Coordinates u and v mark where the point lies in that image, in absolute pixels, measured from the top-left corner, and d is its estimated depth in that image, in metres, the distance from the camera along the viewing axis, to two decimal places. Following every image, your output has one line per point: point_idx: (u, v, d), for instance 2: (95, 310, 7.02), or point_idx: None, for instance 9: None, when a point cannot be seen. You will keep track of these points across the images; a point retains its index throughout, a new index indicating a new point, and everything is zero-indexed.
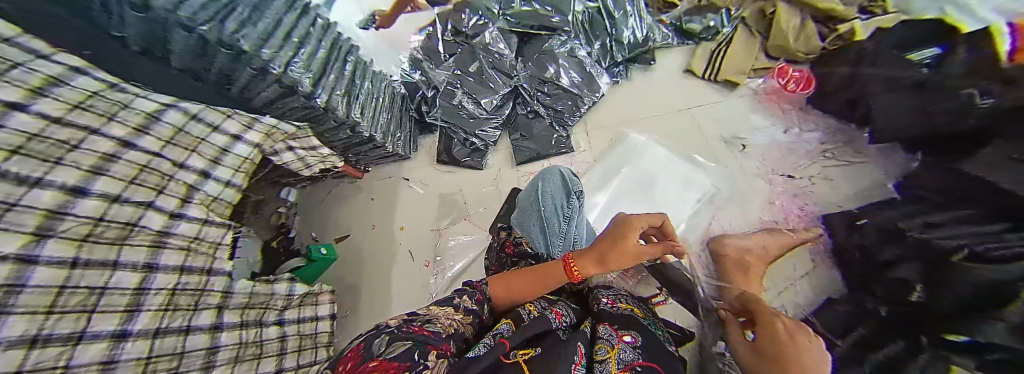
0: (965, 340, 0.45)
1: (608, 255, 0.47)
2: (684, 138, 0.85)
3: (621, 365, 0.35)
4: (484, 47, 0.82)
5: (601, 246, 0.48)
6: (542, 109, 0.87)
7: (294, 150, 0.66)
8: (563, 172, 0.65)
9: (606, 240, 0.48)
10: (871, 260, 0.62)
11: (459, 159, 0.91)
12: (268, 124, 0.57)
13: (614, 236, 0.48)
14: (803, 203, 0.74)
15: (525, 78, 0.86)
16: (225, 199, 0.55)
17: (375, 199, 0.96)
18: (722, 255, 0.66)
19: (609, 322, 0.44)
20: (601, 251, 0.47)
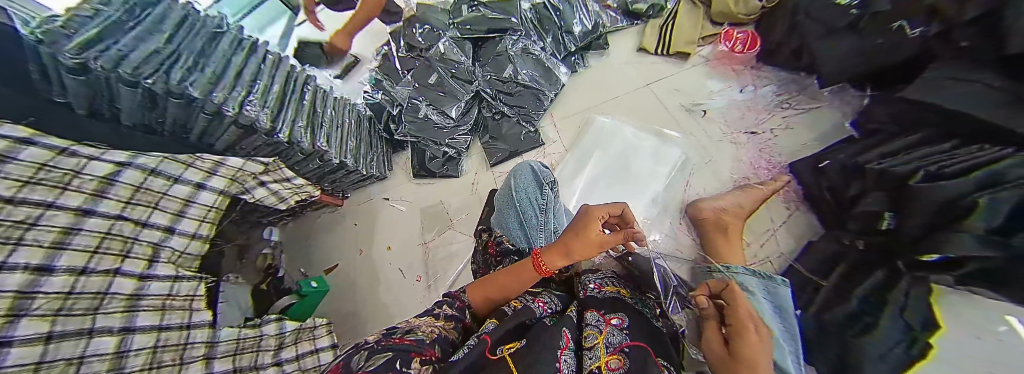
0: (936, 258, 0.47)
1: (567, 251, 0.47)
2: (646, 116, 0.87)
3: (610, 348, 0.33)
4: (440, 56, 0.84)
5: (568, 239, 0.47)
6: (506, 109, 0.89)
7: (266, 184, 0.62)
8: (533, 166, 0.65)
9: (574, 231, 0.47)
10: (842, 203, 0.63)
11: (434, 170, 0.91)
12: (232, 168, 0.54)
13: (580, 226, 0.47)
14: (770, 156, 0.76)
15: (485, 81, 0.87)
16: (192, 252, 0.55)
17: (359, 224, 0.95)
18: (699, 219, 0.69)
19: (596, 307, 0.42)
20: (562, 250, 0.47)
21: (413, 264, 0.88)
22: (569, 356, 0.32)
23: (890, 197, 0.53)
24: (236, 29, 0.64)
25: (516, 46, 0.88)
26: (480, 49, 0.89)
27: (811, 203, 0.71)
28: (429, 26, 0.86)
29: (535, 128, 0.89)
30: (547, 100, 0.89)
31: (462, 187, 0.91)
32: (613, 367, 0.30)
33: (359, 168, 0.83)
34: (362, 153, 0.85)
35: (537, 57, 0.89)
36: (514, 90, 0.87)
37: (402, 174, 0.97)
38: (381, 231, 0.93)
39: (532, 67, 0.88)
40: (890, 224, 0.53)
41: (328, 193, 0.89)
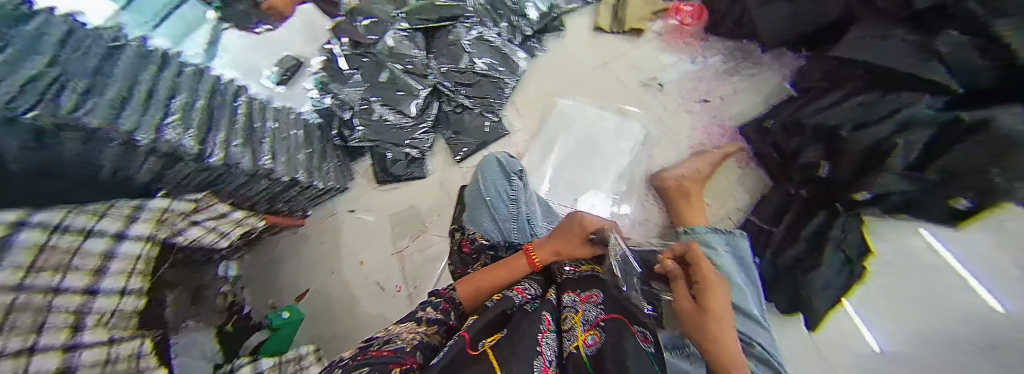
0: (867, 196, 0.53)
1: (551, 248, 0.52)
2: (606, 94, 0.87)
3: (586, 326, 0.34)
4: (386, 53, 0.80)
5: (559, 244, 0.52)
6: (466, 101, 0.85)
7: (198, 224, 0.59)
8: (499, 157, 0.64)
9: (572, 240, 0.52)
10: (785, 158, 0.68)
11: (398, 175, 0.86)
12: (157, 210, 0.49)
13: (574, 234, 0.52)
14: (722, 123, 0.80)
15: (440, 74, 0.83)
16: (127, 308, 0.49)
17: (325, 242, 0.90)
18: (663, 188, 0.71)
19: (573, 288, 0.42)
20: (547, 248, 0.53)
21: (392, 275, 0.84)
22: (551, 338, 0.32)
23: (829, 150, 0.58)
24: (139, 40, 0.55)
25: (469, 33, 0.84)
26: (432, 40, 0.84)
27: (760, 162, 0.75)
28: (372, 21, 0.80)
29: (497, 119, 0.87)
30: (507, 91, 0.87)
31: (430, 188, 0.88)
32: (590, 345, 0.31)
33: (315, 183, 0.76)
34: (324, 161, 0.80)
35: (493, 44, 0.86)
36: (472, 82, 0.84)
37: (366, 182, 0.91)
38: (353, 245, 0.88)
39: (489, 54, 0.85)
40: (829, 172, 0.59)
41: (286, 214, 0.82)
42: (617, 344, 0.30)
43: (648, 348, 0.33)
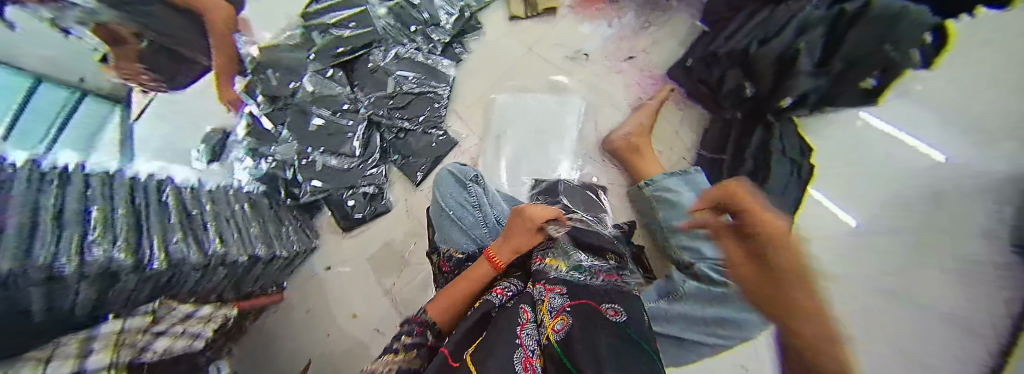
0: (791, 101, 0.60)
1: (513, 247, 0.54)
2: (538, 77, 0.89)
3: (553, 310, 0.36)
4: (308, 101, 0.77)
5: (519, 241, 0.54)
6: (404, 124, 0.85)
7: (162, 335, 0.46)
8: (452, 169, 0.64)
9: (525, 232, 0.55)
10: (713, 89, 0.72)
11: (362, 215, 0.84)
12: (113, 330, 0.37)
13: (529, 227, 0.54)
14: (650, 73, 0.84)
15: (372, 104, 0.82)
16: None
17: (312, 309, 0.84)
18: (615, 149, 0.75)
19: (543, 277, 0.44)
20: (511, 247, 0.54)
21: (388, 315, 0.83)
22: (529, 327, 0.35)
23: (747, 72, 0.62)
24: None
25: (388, 56, 0.84)
26: (354, 73, 0.82)
27: (693, 100, 0.79)
28: (280, 73, 0.76)
29: (444, 132, 0.87)
30: (444, 103, 0.88)
31: (397, 219, 0.87)
32: (558, 330, 0.33)
33: (278, 253, 0.68)
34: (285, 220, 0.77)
35: (417, 61, 0.86)
36: (404, 103, 0.84)
37: (333, 233, 0.88)
38: (340, 299, 0.85)
39: (416, 71, 0.86)
40: (753, 90, 0.63)
41: (254, 298, 0.71)
42: (584, 329, 0.32)
43: (618, 319, 0.35)
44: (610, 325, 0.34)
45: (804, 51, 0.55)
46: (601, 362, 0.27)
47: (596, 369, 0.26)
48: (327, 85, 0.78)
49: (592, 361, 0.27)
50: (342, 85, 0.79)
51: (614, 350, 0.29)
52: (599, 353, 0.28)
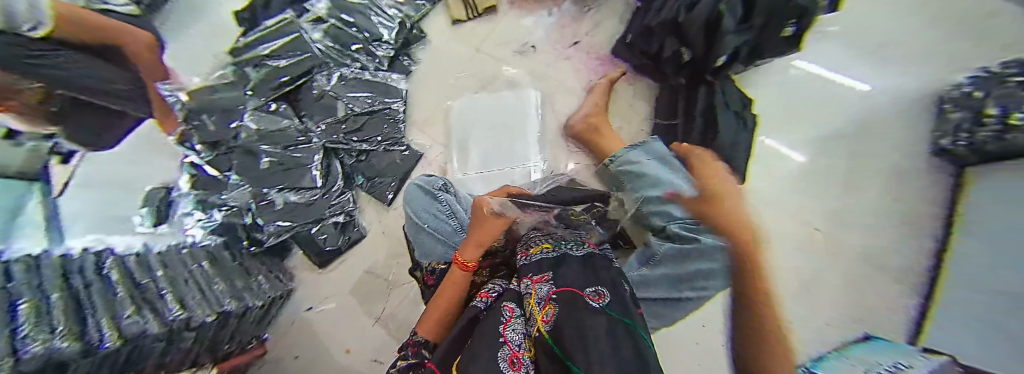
0: (725, 59, 0.65)
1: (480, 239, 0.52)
2: (490, 76, 0.89)
3: (540, 302, 0.37)
4: (253, 141, 0.71)
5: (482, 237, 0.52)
6: (363, 146, 0.82)
7: None
8: (418, 182, 0.65)
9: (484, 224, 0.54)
10: (655, 59, 0.75)
11: (335, 247, 0.81)
12: None
13: (483, 216, 0.55)
14: (597, 55, 0.87)
15: (324, 132, 0.78)
16: None
17: (302, 354, 0.80)
18: (577, 132, 0.77)
19: (528, 272, 0.45)
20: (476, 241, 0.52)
21: (385, 342, 0.80)
22: (513, 324, 0.37)
23: (682, 39, 0.66)
24: None
25: (333, 80, 0.80)
26: (301, 102, 0.78)
27: (641, 74, 0.82)
28: (216, 116, 0.69)
29: (406, 147, 0.86)
30: (401, 120, 0.87)
31: (374, 243, 0.84)
32: (548, 320, 0.34)
33: (250, 304, 0.62)
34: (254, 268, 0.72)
35: (364, 79, 0.83)
36: (358, 125, 0.81)
37: (308, 270, 0.83)
38: (329, 337, 0.81)
39: (366, 90, 0.83)
40: (689, 54, 0.67)
41: (233, 358, 0.64)
42: (570, 313, 0.32)
43: (601, 304, 0.35)
44: (596, 309, 0.33)
45: (727, 11, 0.58)
46: (586, 339, 0.27)
47: (581, 347, 0.26)
48: (272, 120, 0.74)
49: (578, 340, 0.27)
50: (286, 118, 0.75)
51: (598, 326, 0.29)
52: (586, 330, 0.28)
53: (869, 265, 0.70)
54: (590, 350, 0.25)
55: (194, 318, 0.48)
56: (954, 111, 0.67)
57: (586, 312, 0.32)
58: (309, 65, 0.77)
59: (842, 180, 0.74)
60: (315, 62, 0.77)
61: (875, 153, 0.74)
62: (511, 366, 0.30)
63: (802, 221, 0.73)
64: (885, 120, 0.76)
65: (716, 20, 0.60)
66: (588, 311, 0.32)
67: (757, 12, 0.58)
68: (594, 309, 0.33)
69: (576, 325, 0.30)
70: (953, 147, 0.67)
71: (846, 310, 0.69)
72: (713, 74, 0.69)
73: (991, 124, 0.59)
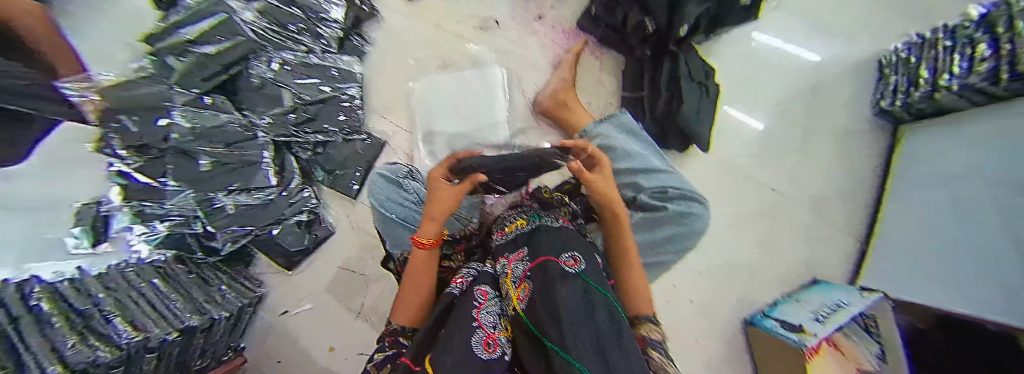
0: (688, 29, 0.63)
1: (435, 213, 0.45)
2: (451, 55, 0.85)
3: (516, 281, 0.38)
4: (186, 142, 0.56)
5: (447, 205, 0.45)
6: (318, 138, 0.77)
7: None
8: (385, 173, 0.68)
9: (446, 192, 0.46)
10: (619, 30, 0.73)
11: (301, 248, 0.77)
12: None
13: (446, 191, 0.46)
14: (561, 27, 0.84)
15: (271, 127, 0.70)
16: None
17: (283, 358, 0.77)
18: (546, 109, 0.75)
19: (505, 253, 0.46)
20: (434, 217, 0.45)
21: (368, 337, 0.79)
22: (489, 308, 0.37)
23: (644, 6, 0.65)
24: None
25: (273, 66, 0.70)
26: (239, 93, 0.68)
27: (606, 48, 0.80)
28: (140, 116, 0.52)
29: (368, 136, 0.82)
30: (359, 105, 0.82)
31: (345, 239, 0.82)
32: (523, 299, 0.34)
33: (216, 315, 0.58)
34: (212, 277, 0.67)
35: (309, 63, 0.75)
36: (310, 114, 0.75)
37: (277, 275, 0.80)
38: (308, 339, 0.78)
39: (315, 76, 0.75)
40: (653, 24, 0.67)
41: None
42: (541, 287, 0.33)
43: (575, 268, 0.36)
44: (569, 275, 0.34)
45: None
46: (555, 308, 0.28)
47: (551, 321, 0.27)
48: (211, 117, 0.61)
49: (548, 310, 0.28)
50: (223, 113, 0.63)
51: (572, 295, 0.30)
52: (555, 299, 0.29)
53: (817, 216, 0.77)
54: (563, 319, 0.26)
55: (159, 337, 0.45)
56: (893, 74, 0.73)
57: (554, 277, 0.33)
58: (246, 50, 0.63)
59: (793, 138, 0.79)
60: (251, 47, 0.64)
61: (823, 112, 0.79)
62: (486, 348, 0.30)
63: (759, 182, 0.78)
64: (832, 81, 0.80)
65: None
66: (559, 279, 0.33)
67: None
68: (566, 278, 0.33)
69: (543, 297, 0.31)
70: (890, 108, 0.73)
71: (797, 260, 0.76)
72: (676, 45, 0.68)
73: (922, 86, 0.65)
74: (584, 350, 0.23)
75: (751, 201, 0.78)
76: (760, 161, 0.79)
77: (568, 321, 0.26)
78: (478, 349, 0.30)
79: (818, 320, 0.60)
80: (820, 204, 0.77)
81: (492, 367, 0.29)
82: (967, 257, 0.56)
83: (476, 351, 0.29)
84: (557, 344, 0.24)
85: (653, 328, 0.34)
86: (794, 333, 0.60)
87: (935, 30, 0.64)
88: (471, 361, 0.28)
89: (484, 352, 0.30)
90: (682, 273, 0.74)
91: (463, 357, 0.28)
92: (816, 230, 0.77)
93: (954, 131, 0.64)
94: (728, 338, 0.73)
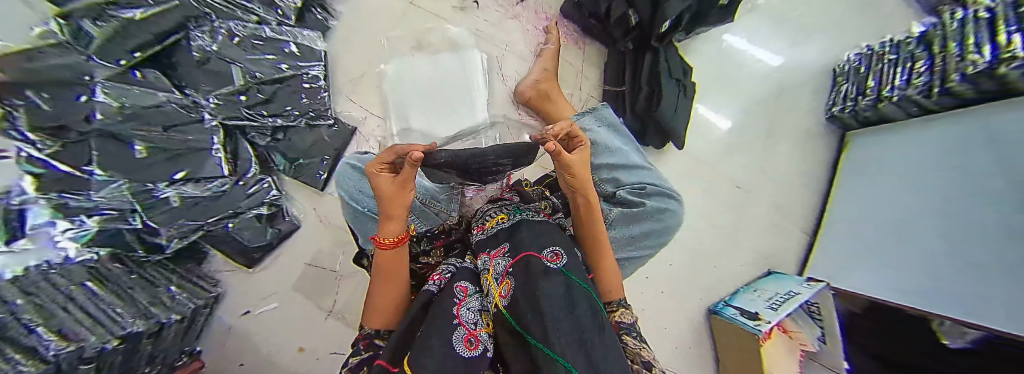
0: (669, 24, 0.63)
1: (389, 210, 0.39)
2: (427, 36, 0.79)
3: (499, 276, 0.37)
4: (113, 124, 0.45)
5: (401, 203, 0.38)
6: (277, 122, 0.70)
7: None
8: (353, 164, 0.64)
9: (387, 185, 0.38)
10: (602, 21, 0.71)
11: (265, 243, 0.72)
12: None
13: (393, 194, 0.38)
14: (543, 13, 0.82)
15: (220, 108, 0.62)
16: None
17: (246, 361, 0.72)
18: (527, 99, 0.73)
19: (485, 249, 0.46)
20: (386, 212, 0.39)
21: (340, 335, 0.77)
22: (468, 305, 0.36)
23: None
24: None
25: (217, 37, 0.61)
26: (177, 68, 0.59)
27: (588, 37, 0.79)
28: (50, 93, 0.40)
29: (335, 121, 0.77)
30: (323, 87, 0.75)
31: (314, 233, 0.78)
32: (505, 295, 0.34)
33: (166, 319, 0.53)
34: (156, 276, 0.60)
35: (263, 37, 0.67)
36: (266, 96, 0.67)
37: (236, 272, 0.74)
38: (273, 340, 0.74)
39: (270, 52, 0.67)
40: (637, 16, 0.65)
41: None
42: (524, 284, 0.32)
43: (558, 265, 0.36)
44: (551, 270, 0.34)
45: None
46: (541, 306, 0.27)
47: (535, 317, 0.26)
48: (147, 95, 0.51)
49: (533, 308, 0.28)
50: (159, 91, 0.53)
51: (555, 291, 0.30)
52: (539, 296, 0.29)
53: (775, 211, 0.83)
54: (546, 315, 0.26)
55: (100, 347, 0.41)
56: (844, 83, 0.79)
57: (537, 273, 0.33)
58: (183, 16, 0.55)
59: (758, 138, 0.84)
60: (190, 13, 0.56)
61: (786, 112, 0.84)
62: (466, 345, 0.30)
63: (726, 178, 0.83)
64: (796, 83, 0.84)
65: None
66: (544, 276, 0.33)
67: None
68: (551, 276, 0.33)
69: (526, 297, 0.30)
70: (840, 113, 0.79)
71: (757, 253, 0.82)
72: (659, 41, 0.67)
73: (869, 95, 0.71)
74: (569, 347, 0.23)
75: (718, 196, 0.82)
76: (727, 158, 0.83)
77: (553, 320, 0.26)
78: (459, 346, 0.29)
79: (772, 308, 0.66)
80: (778, 199, 0.84)
81: (474, 367, 0.28)
82: (900, 250, 0.64)
83: (457, 348, 0.29)
84: (541, 340, 0.24)
85: (625, 312, 0.41)
86: (752, 320, 0.67)
87: (882, 44, 0.71)
88: (454, 362, 0.27)
89: (465, 350, 0.29)
90: (654, 266, 0.78)
91: (445, 358, 0.27)
92: (775, 225, 0.83)
93: (897, 138, 0.71)
94: (694, 324, 0.78)
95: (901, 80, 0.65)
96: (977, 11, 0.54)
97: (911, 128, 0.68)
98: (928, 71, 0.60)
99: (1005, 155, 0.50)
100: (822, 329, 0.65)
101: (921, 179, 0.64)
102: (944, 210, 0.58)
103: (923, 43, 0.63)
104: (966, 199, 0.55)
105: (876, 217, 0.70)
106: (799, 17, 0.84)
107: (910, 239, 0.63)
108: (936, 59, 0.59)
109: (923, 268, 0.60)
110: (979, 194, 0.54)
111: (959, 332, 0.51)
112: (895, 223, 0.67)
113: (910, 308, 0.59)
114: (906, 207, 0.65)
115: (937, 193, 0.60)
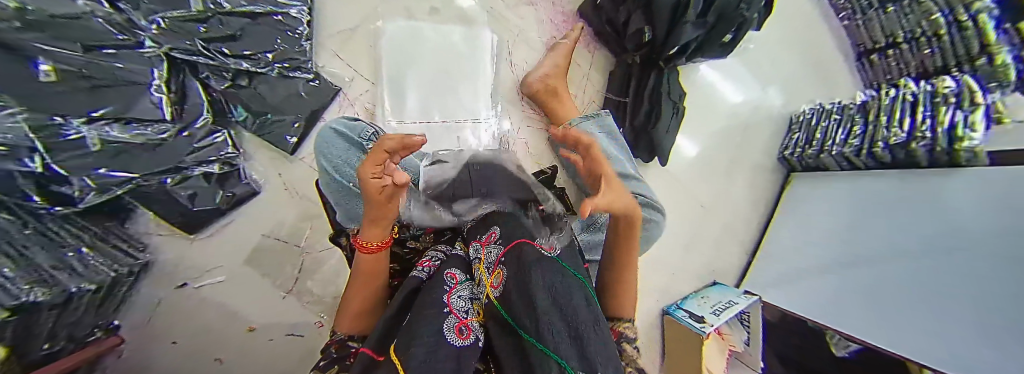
0: (676, 49, 0.67)
1: (375, 217, 0.30)
2: (436, 5, 0.73)
3: (490, 265, 0.28)
4: (17, 31, 0.30)
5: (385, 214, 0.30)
6: (242, 65, 0.59)
7: None
8: (336, 126, 0.57)
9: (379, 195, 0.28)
10: (618, 30, 0.73)
11: (212, 207, 0.62)
12: None
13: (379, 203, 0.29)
14: (560, 8, 0.80)
15: (171, 37, 0.50)
16: None
17: (181, 340, 0.64)
18: (534, 92, 0.72)
19: (476, 233, 0.36)
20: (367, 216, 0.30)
21: (296, 316, 0.70)
22: (463, 295, 0.27)
23: (646, 11, 0.66)
24: None
25: None
26: None
27: (600, 42, 0.81)
28: None
29: (314, 75, 0.67)
30: (304, 34, 0.65)
31: (276, 201, 0.69)
32: (496, 286, 0.25)
33: (79, 289, 0.42)
34: (65, 235, 0.47)
35: None
36: (230, 31, 0.56)
37: (171, 238, 0.64)
38: (219, 316, 0.66)
39: None
40: (650, 34, 0.67)
41: (51, 363, 0.45)
42: (515, 270, 0.24)
43: (553, 254, 0.27)
44: (545, 258, 0.25)
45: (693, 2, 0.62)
46: (534, 296, 0.20)
47: (525, 307, 0.19)
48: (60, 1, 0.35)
49: (522, 297, 0.20)
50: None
51: (547, 277, 0.22)
52: (531, 283, 0.21)
53: (724, 231, 0.96)
54: (538, 306, 0.19)
55: None
56: (796, 130, 0.92)
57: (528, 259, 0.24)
58: None
59: (724, 164, 0.95)
60: None
61: (748, 146, 0.96)
62: (458, 334, 0.22)
63: (693, 197, 0.93)
64: (762, 121, 0.96)
65: (682, 8, 0.63)
66: (543, 264, 0.24)
67: (712, 8, 0.64)
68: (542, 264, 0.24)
69: (515, 288, 0.22)
70: (789, 156, 0.93)
71: (705, 265, 0.94)
72: (664, 60, 0.71)
73: (814, 145, 0.86)
74: (564, 340, 0.17)
75: (684, 211, 0.92)
76: (696, 179, 0.93)
77: (552, 316, 0.18)
78: (451, 335, 0.21)
79: (715, 313, 0.79)
80: (728, 221, 0.96)
81: (468, 358, 0.20)
82: (816, 274, 0.79)
83: (449, 337, 0.20)
84: (533, 334, 0.17)
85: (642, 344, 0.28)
86: (698, 322, 0.78)
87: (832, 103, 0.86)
88: (446, 352, 0.19)
89: (457, 338, 0.21)
90: None
91: (437, 346, 0.19)
92: (724, 243, 0.96)
93: (824, 183, 0.86)
94: (647, 323, 0.88)
95: (841, 138, 0.80)
96: (904, 93, 0.70)
97: (840, 177, 0.83)
98: (862, 135, 0.76)
99: (918, 216, 0.65)
100: (747, 333, 0.79)
101: (843, 222, 0.78)
102: (856, 245, 0.74)
103: (871, 110, 0.76)
104: (878, 239, 0.70)
105: (802, 246, 0.85)
106: (774, 63, 0.95)
107: (822, 265, 0.79)
108: (872, 125, 0.75)
109: (827, 290, 0.75)
110: (889, 239, 0.68)
111: (843, 344, 0.67)
112: (814, 251, 0.82)
113: (814, 321, 0.74)
114: (825, 240, 0.80)
115: (853, 234, 0.75)
